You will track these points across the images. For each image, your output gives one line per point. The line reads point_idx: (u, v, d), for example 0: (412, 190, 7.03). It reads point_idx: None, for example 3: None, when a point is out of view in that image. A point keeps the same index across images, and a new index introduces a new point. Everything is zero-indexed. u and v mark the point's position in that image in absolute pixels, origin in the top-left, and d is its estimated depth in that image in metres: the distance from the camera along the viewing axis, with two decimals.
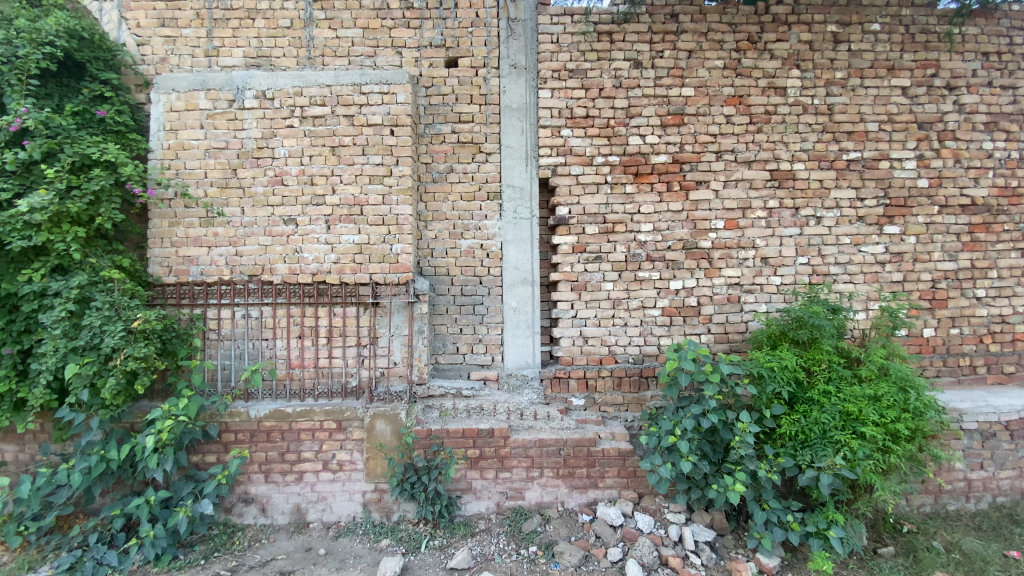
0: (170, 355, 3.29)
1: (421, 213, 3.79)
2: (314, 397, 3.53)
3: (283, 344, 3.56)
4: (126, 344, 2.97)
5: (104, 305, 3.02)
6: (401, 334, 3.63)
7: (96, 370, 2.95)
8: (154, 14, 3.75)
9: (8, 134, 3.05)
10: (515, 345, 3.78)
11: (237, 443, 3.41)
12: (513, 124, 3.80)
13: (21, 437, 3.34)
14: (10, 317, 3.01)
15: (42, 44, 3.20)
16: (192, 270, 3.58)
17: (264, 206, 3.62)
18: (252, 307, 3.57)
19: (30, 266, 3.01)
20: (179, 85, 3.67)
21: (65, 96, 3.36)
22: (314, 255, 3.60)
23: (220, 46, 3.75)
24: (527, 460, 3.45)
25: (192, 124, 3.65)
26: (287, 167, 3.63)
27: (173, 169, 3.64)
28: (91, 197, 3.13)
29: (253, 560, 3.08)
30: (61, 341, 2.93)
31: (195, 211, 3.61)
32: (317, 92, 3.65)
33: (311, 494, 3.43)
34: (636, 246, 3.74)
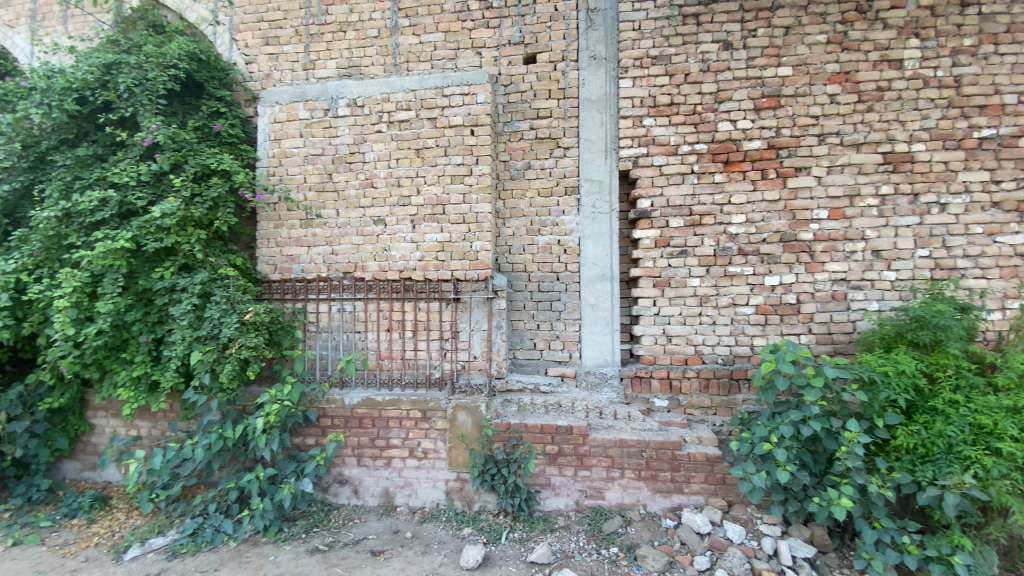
0: (277, 345, 3.59)
1: (500, 210, 3.84)
2: (401, 387, 3.71)
3: (373, 336, 3.77)
4: (240, 334, 3.29)
5: (222, 299, 3.37)
6: (481, 329, 3.71)
7: (216, 357, 3.28)
8: (260, 34, 4.12)
9: (143, 148, 3.47)
10: (593, 343, 3.71)
11: (333, 427, 3.67)
12: (592, 117, 3.73)
13: (155, 415, 3.82)
14: (147, 309, 3.44)
15: (167, 67, 3.59)
16: (294, 268, 3.90)
17: (356, 207, 3.84)
18: (346, 301, 3.80)
19: (162, 264, 3.41)
20: (282, 98, 3.99)
21: (188, 113, 3.76)
22: (401, 253, 3.77)
23: (316, 59, 4.03)
24: (607, 460, 3.37)
25: (293, 134, 3.95)
26: (376, 170, 3.83)
27: (277, 175, 3.96)
28: (211, 203, 3.50)
29: (347, 537, 3.29)
30: (188, 331, 3.30)
31: (297, 214, 3.91)
32: (403, 97, 3.81)
33: (398, 479, 3.61)
34: (726, 239, 3.53)
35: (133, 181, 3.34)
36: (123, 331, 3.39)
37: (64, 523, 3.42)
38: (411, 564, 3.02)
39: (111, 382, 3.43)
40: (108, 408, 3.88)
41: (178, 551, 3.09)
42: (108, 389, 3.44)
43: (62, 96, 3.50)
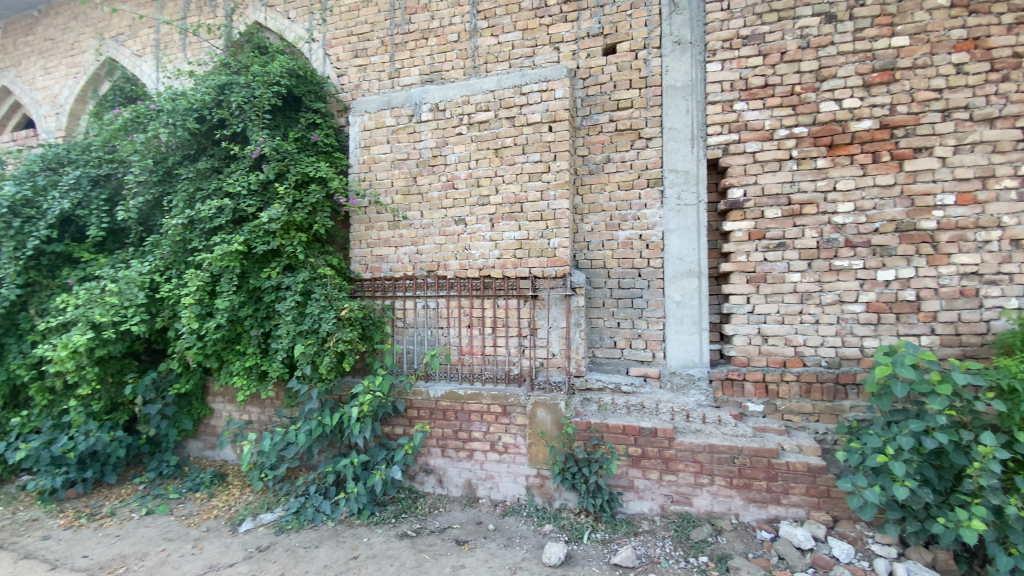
0: (369, 339, 3.82)
1: (578, 206, 3.79)
2: (482, 381, 3.79)
3: (455, 332, 3.89)
4: (337, 329, 3.53)
5: (321, 296, 3.64)
6: (559, 326, 3.68)
7: (316, 350, 3.53)
8: (350, 47, 4.38)
9: (251, 160, 3.81)
10: (678, 342, 3.55)
11: (419, 418, 3.83)
12: (677, 104, 3.57)
13: (264, 402, 4.20)
14: (257, 306, 3.79)
15: (271, 84, 3.93)
16: (383, 267, 4.11)
17: (439, 208, 3.97)
18: (430, 299, 3.94)
19: (270, 265, 3.75)
20: (370, 107, 4.22)
21: (289, 126, 4.09)
22: (481, 251, 3.84)
23: (401, 67, 4.21)
24: (695, 466, 3.22)
25: (381, 140, 4.16)
26: (457, 172, 3.94)
27: (367, 180, 4.20)
28: (310, 208, 3.79)
29: (433, 525, 3.41)
30: (292, 325, 3.58)
31: (385, 216, 4.12)
32: (482, 98, 3.88)
33: (480, 471, 3.69)
34: (831, 229, 3.23)
35: (244, 191, 3.68)
36: (237, 325, 3.75)
37: (189, 495, 3.84)
38: (494, 556, 3.06)
39: (226, 371, 3.80)
40: (224, 394, 4.33)
41: (285, 527, 3.35)
42: (224, 377, 3.81)
43: (184, 116, 3.92)
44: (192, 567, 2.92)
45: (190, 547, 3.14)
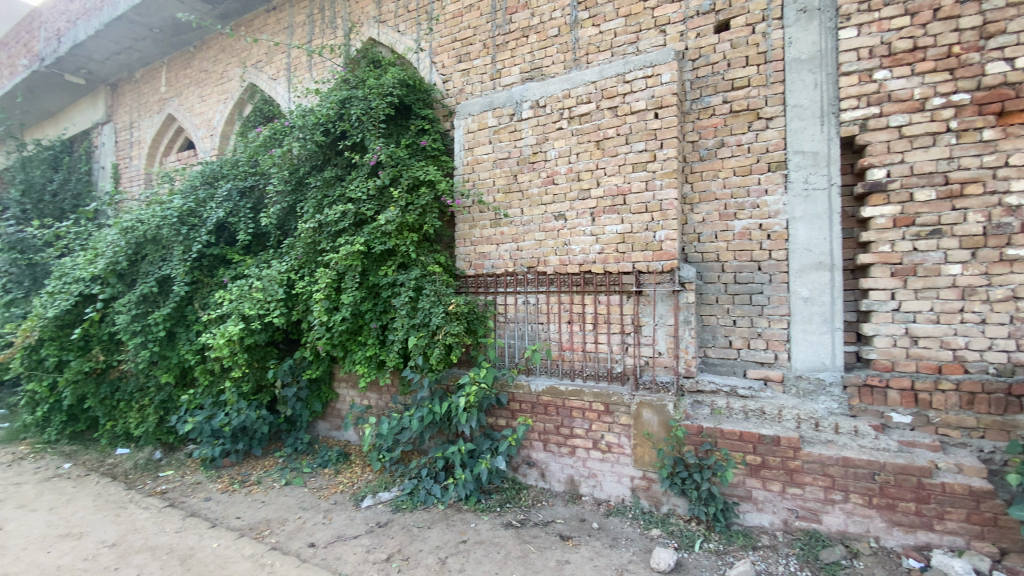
0: (473, 333, 3.97)
1: (687, 195, 3.60)
2: (583, 378, 3.74)
3: (555, 328, 3.88)
4: (446, 323, 3.70)
5: (432, 292, 3.84)
6: (667, 323, 3.50)
7: (427, 342, 3.72)
8: (454, 53, 4.55)
9: (369, 167, 4.12)
10: (805, 341, 3.22)
11: (521, 412, 3.90)
12: (803, 79, 3.23)
13: (381, 389, 4.56)
14: (375, 301, 4.09)
15: (385, 95, 4.21)
16: (486, 264, 4.23)
17: (539, 205, 3.99)
18: (530, 294, 3.98)
19: (386, 263, 4.04)
20: (473, 109, 4.35)
21: (400, 133, 4.35)
22: (581, 247, 3.79)
23: (502, 68, 4.28)
24: (825, 480, 2.91)
25: (483, 141, 4.28)
26: (557, 167, 3.92)
27: (470, 181, 4.34)
28: (421, 210, 4.01)
29: (537, 517, 3.45)
30: (406, 319, 3.82)
31: (487, 215, 4.23)
32: (584, 90, 3.82)
33: (582, 469, 3.66)
34: (1001, 213, 2.72)
35: (364, 196, 3.99)
36: (359, 318, 4.09)
37: (319, 470, 4.27)
38: (600, 555, 3.01)
39: (350, 360, 4.16)
40: (347, 381, 4.76)
41: (401, 506, 3.59)
42: (348, 365, 4.17)
43: (312, 131, 4.34)
44: (323, 535, 3.21)
45: (321, 517, 3.46)
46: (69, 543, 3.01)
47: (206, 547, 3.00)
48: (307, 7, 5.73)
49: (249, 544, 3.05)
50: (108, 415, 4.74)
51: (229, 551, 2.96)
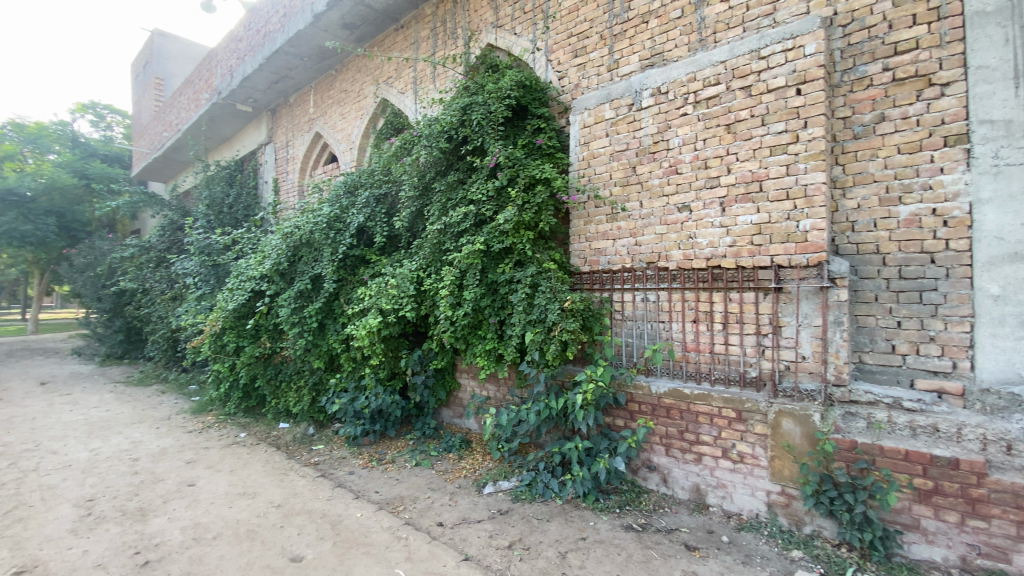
0: (589, 330, 3.91)
1: (837, 178, 3.19)
2: (711, 382, 3.51)
3: (678, 327, 3.68)
4: (562, 320, 3.67)
5: (548, 289, 3.83)
6: (812, 324, 3.14)
7: (543, 338, 3.72)
8: (570, 49, 4.53)
9: (488, 169, 4.25)
10: (994, 347, 2.68)
11: (641, 413, 3.78)
12: (989, 34, 2.72)
13: (499, 382, 4.72)
14: (494, 297, 4.22)
15: (504, 98, 4.32)
16: (602, 260, 4.13)
17: (660, 197, 3.81)
18: (651, 291, 3.83)
19: (505, 261, 4.14)
20: (590, 102, 4.28)
21: (518, 134, 4.44)
22: (709, 240, 3.54)
23: (620, 57, 4.17)
24: (1020, 515, 2.45)
25: (600, 135, 4.18)
26: (681, 155, 3.71)
27: (586, 176, 4.27)
28: (537, 208, 4.03)
29: (659, 523, 3.31)
30: (523, 315, 3.87)
31: (604, 209, 4.13)
32: (711, 72, 3.58)
33: (710, 477, 3.43)
34: None
35: (483, 197, 4.13)
36: (479, 314, 4.26)
37: (444, 454, 4.54)
38: (731, 570, 2.80)
39: (470, 353, 4.34)
40: (469, 371, 5.03)
41: (520, 496, 3.68)
42: (468, 358, 4.36)
43: (437, 138, 4.59)
44: (450, 516, 3.41)
45: (447, 499, 3.68)
46: (246, 500, 3.56)
47: (351, 515, 3.35)
48: (431, 22, 6.11)
49: (386, 516, 3.34)
50: (273, 393, 5.52)
51: (371, 521, 3.26)
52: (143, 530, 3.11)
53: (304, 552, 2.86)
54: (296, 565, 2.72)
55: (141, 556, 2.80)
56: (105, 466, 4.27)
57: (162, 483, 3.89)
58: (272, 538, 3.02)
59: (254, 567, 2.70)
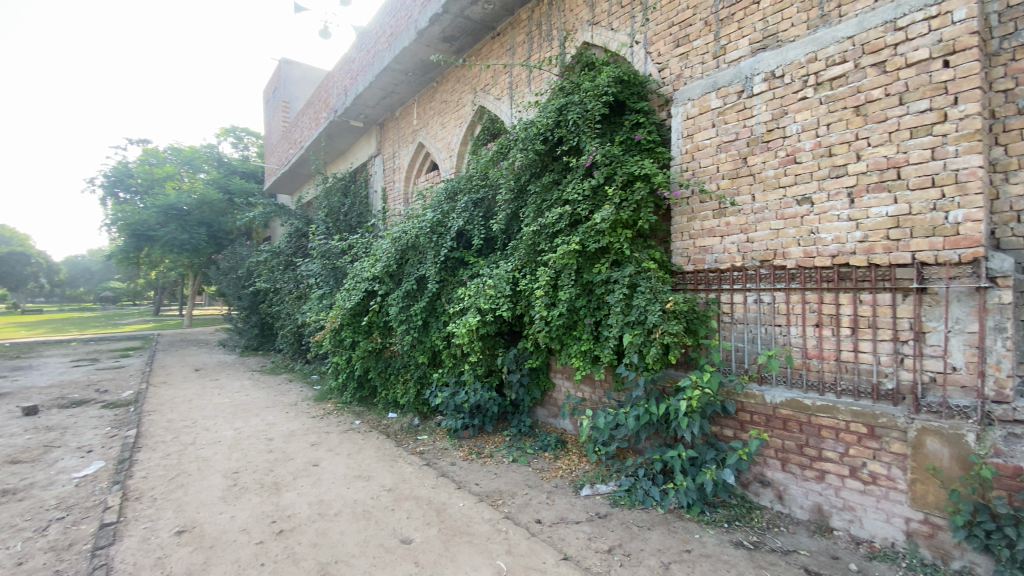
0: (693, 334, 3.71)
1: (997, 162, 2.74)
2: (836, 393, 3.17)
3: (797, 331, 3.38)
4: (663, 322, 3.49)
5: (647, 289, 3.67)
6: (965, 331, 2.73)
7: (643, 340, 3.57)
8: (672, 39, 4.36)
9: (584, 168, 4.20)
10: None
11: (753, 424, 3.52)
12: None
13: (595, 384, 4.67)
14: (589, 297, 4.14)
15: (600, 95, 4.24)
16: (708, 259, 3.90)
17: (775, 188, 3.52)
18: (765, 292, 3.55)
19: (601, 261, 4.05)
20: (694, 93, 4.08)
21: (615, 130, 4.34)
22: (834, 236, 3.21)
23: (727, 43, 3.93)
24: None
25: (706, 126, 3.96)
26: (800, 143, 3.41)
27: (690, 170, 4.06)
28: (635, 205, 3.89)
29: (774, 543, 3.05)
30: (620, 316, 3.73)
31: (710, 204, 3.90)
32: (835, 50, 3.25)
33: (834, 498, 3.11)
34: None
35: (579, 196, 4.08)
36: (574, 314, 4.21)
37: (540, 453, 4.58)
38: None
39: (566, 353, 4.32)
40: (563, 372, 5.01)
41: (619, 501, 3.59)
42: (564, 358, 4.33)
43: (533, 141, 4.63)
44: (548, 514, 3.42)
45: (545, 497, 3.70)
46: (362, 482, 3.86)
47: (454, 504, 3.50)
48: (526, 26, 6.21)
49: (487, 509, 3.44)
50: (383, 385, 5.96)
51: (472, 512, 3.38)
52: (277, 502, 3.50)
53: (413, 535, 3.04)
54: (406, 546, 2.90)
55: (277, 525, 3.15)
56: (246, 443, 4.88)
57: (292, 461, 4.35)
58: (384, 519, 3.24)
59: (370, 544, 2.92)
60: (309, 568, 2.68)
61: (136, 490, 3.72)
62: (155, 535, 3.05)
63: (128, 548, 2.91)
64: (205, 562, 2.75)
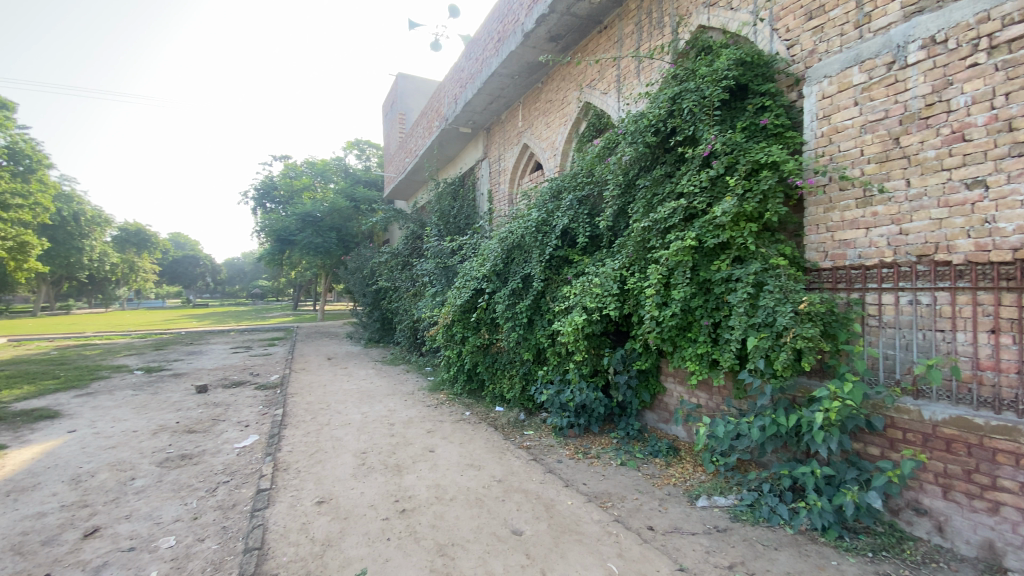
0: (832, 338, 3.32)
1: None
2: (1018, 413, 2.67)
3: (965, 338, 2.89)
4: (795, 324, 3.15)
5: (776, 288, 3.36)
6: None
7: (771, 344, 3.27)
8: (803, 11, 3.95)
9: (701, 159, 3.95)
10: None
11: (906, 443, 3.07)
12: None
13: (711, 389, 4.40)
14: (707, 297, 3.91)
15: (719, 80, 3.96)
16: (850, 254, 3.47)
17: (936, 171, 3.03)
18: (922, 292, 3.08)
19: (720, 258, 3.79)
20: (832, 69, 3.65)
21: (736, 117, 4.05)
22: (1017, 225, 2.69)
23: (872, 10, 3.45)
24: None
25: (846, 104, 3.53)
26: (970, 117, 2.91)
27: (827, 154, 3.64)
28: (762, 195, 3.58)
29: None
30: (743, 318, 3.45)
31: (852, 193, 3.47)
32: (1015, 5, 2.74)
33: (1013, 536, 2.62)
34: None
35: (696, 189, 3.85)
36: (689, 314, 3.99)
37: (651, 458, 4.41)
38: None
39: (679, 355, 4.12)
40: (676, 376, 4.78)
41: (740, 516, 3.33)
42: (677, 360, 4.14)
43: (643, 133, 4.45)
44: (660, 522, 3.29)
45: (657, 504, 3.56)
46: (473, 471, 4.03)
47: (563, 501, 3.50)
48: (635, 16, 6.03)
49: (596, 510, 3.39)
50: (491, 379, 6.17)
51: (581, 511, 3.36)
52: (399, 483, 3.78)
53: (523, 527, 3.10)
54: (517, 538, 2.97)
55: (400, 505, 3.41)
56: (371, 426, 5.34)
57: (410, 446, 4.68)
58: (496, 509, 3.35)
59: (483, 531, 3.04)
60: (429, 547, 2.86)
61: (284, 462, 4.25)
62: (299, 502, 3.46)
63: (278, 512, 3.32)
64: (341, 531, 3.05)
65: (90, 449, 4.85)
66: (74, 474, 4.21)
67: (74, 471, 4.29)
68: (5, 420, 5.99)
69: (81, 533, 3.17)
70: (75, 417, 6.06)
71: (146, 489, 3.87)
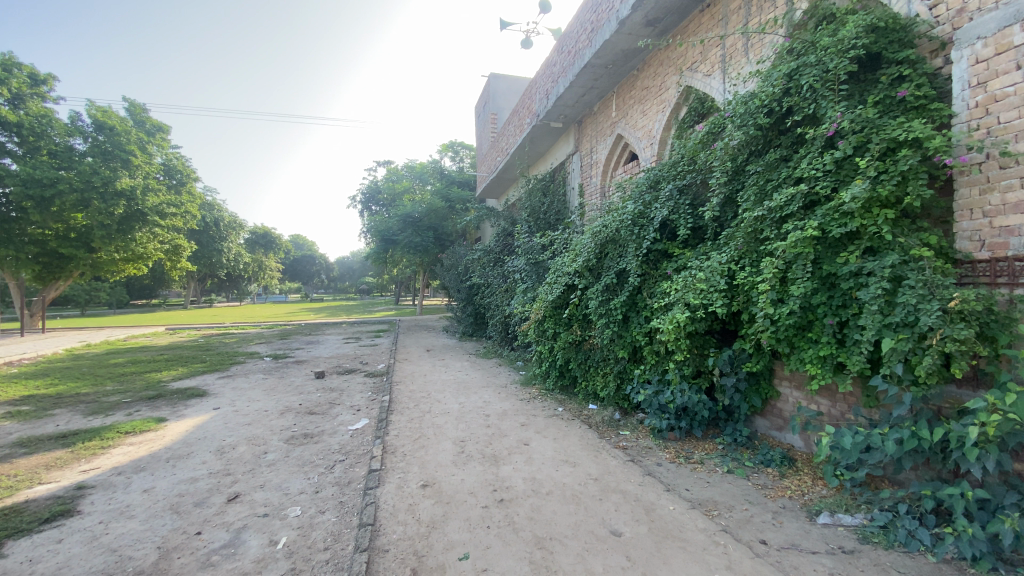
0: (990, 342, 2.85)
1: None
2: None
3: None
4: (944, 325, 2.74)
5: (918, 283, 2.94)
6: None
7: (912, 347, 2.88)
8: None
9: (825, 139, 3.57)
10: None
11: None
12: None
13: (835, 396, 3.97)
14: (831, 293, 3.54)
15: (847, 51, 3.54)
16: (1014, 243, 2.93)
17: None
18: None
19: (847, 249, 3.40)
20: (987, 29, 3.10)
21: (867, 90, 3.61)
22: None
23: None
24: None
25: (1007, 68, 2.98)
26: None
27: (984, 127, 3.10)
28: (900, 177, 3.15)
29: None
30: (876, 316, 3.08)
31: (1016, 170, 2.93)
32: None
33: None
34: None
35: (818, 173, 3.49)
36: (810, 312, 3.63)
37: (762, 468, 4.09)
38: None
39: (797, 357, 3.77)
40: (791, 380, 4.38)
41: (870, 538, 2.97)
42: (794, 363, 3.79)
43: (754, 115, 4.13)
44: (775, 537, 3.04)
45: (770, 517, 3.29)
46: (569, 467, 4.02)
47: (664, 506, 3.37)
48: None
49: (701, 517, 3.22)
50: (584, 376, 6.10)
51: (684, 518, 3.21)
52: (497, 473, 3.88)
53: (622, 528, 3.04)
54: (616, 539, 2.91)
55: (499, 494, 3.49)
56: (469, 416, 5.54)
57: (506, 438, 4.78)
58: (594, 507, 3.31)
59: (581, 528, 3.02)
60: (527, 539, 2.90)
61: (391, 445, 4.55)
62: (406, 484, 3.68)
63: (388, 492, 3.57)
64: (444, 515, 3.20)
65: (231, 425, 5.56)
66: (219, 446, 4.86)
67: (219, 443, 4.95)
68: (166, 396, 7.08)
69: (225, 498, 3.65)
70: (218, 396, 6.99)
71: (275, 463, 4.35)
